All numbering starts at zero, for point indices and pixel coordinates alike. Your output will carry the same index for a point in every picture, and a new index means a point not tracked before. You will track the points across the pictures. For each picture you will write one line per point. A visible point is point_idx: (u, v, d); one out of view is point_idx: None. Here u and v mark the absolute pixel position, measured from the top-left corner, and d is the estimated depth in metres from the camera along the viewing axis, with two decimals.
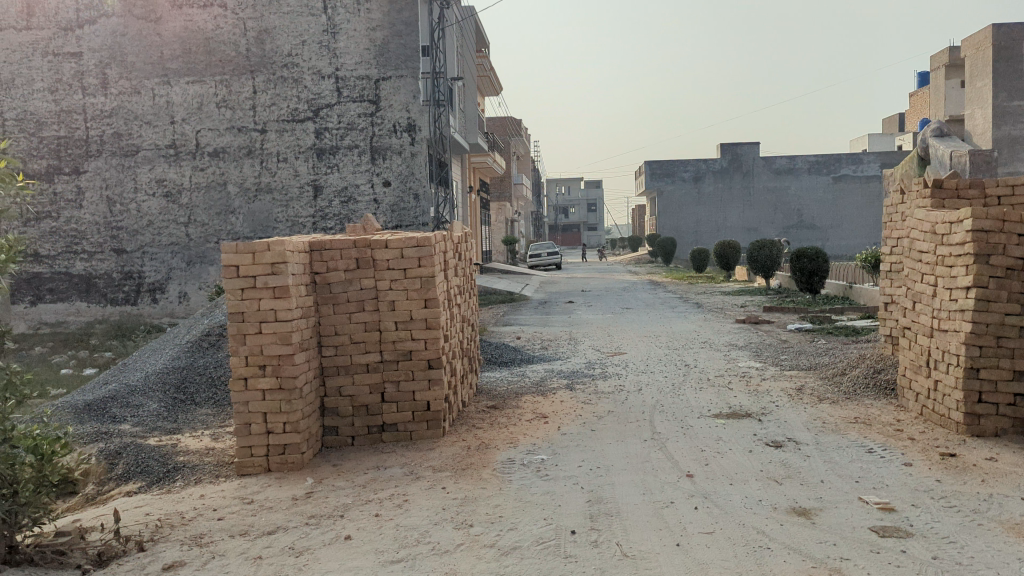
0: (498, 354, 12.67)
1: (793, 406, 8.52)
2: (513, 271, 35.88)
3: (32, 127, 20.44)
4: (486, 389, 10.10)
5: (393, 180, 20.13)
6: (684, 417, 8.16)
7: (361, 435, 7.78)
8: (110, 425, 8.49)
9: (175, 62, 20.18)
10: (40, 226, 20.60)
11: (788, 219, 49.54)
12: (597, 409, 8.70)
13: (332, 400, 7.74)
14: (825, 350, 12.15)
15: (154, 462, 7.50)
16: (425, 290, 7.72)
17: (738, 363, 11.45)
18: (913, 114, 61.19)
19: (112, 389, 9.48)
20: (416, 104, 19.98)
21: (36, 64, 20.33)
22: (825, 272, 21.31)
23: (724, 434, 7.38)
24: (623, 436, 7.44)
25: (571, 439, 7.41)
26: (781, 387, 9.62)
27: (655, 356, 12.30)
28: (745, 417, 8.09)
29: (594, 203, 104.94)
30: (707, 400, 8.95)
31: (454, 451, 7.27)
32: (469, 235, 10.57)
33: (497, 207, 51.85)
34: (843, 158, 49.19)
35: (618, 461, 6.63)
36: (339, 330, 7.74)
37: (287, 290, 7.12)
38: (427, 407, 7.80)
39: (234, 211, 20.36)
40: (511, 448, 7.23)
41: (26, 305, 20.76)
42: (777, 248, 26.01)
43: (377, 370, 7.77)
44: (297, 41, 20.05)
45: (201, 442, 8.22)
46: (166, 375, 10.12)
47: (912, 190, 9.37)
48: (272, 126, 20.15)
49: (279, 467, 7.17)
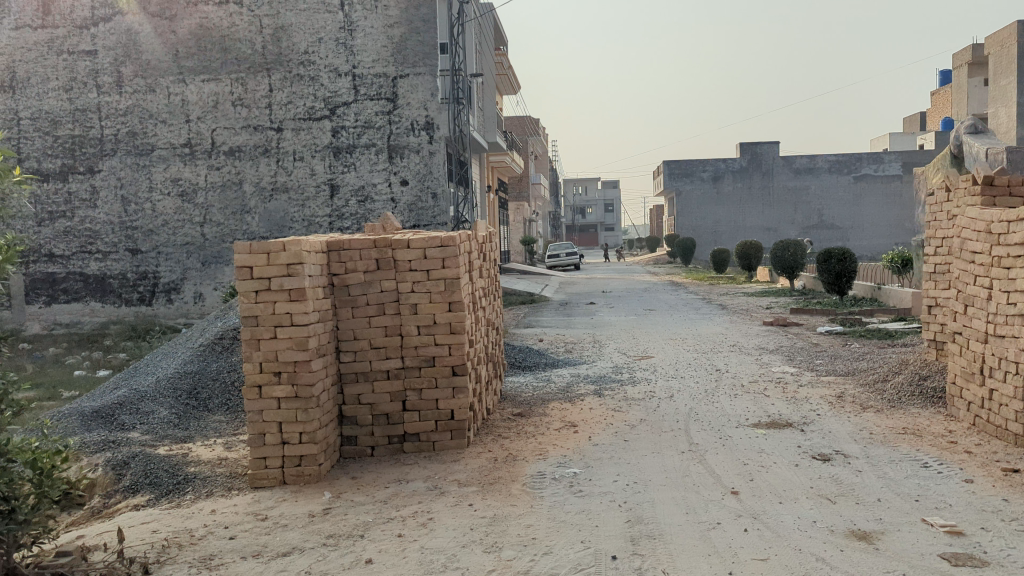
0: (520, 358, 12.25)
1: (835, 415, 8.06)
2: (531, 272, 35.45)
3: (46, 126, 20.21)
4: (510, 395, 9.69)
5: (411, 179, 19.77)
6: (721, 427, 7.72)
7: (381, 446, 7.39)
8: (118, 433, 8.14)
9: (190, 59, 19.88)
10: (55, 225, 20.37)
11: (808, 218, 48.89)
12: (628, 417, 8.27)
13: (350, 408, 7.36)
14: (861, 355, 11.66)
15: (164, 474, 7.17)
16: (449, 293, 7.32)
17: (772, 368, 10.99)
18: (935, 113, 60.40)
19: (122, 395, 9.14)
20: (434, 101, 19.59)
21: (51, 62, 20.09)
22: (852, 273, 20.76)
23: (766, 446, 6.94)
24: (658, 448, 7.01)
25: (602, 451, 6.98)
26: (820, 394, 9.15)
27: (683, 360, 11.85)
28: (786, 426, 7.64)
29: (612, 203, 104.40)
30: (743, 409, 8.50)
31: (479, 464, 6.85)
32: (494, 234, 10.15)
33: (515, 206, 51.48)
34: (864, 158, 48.51)
35: (655, 475, 6.21)
36: (358, 335, 7.36)
37: (303, 293, 6.75)
38: (451, 416, 7.40)
39: (250, 210, 20.04)
40: (541, 460, 6.81)
41: (40, 306, 20.51)
42: (801, 248, 25.48)
43: (399, 378, 7.37)
44: (314, 39, 19.70)
45: (214, 451, 7.87)
46: (178, 379, 9.78)
47: (958, 187, 8.89)
48: (288, 124, 19.83)
49: (294, 481, 6.80)
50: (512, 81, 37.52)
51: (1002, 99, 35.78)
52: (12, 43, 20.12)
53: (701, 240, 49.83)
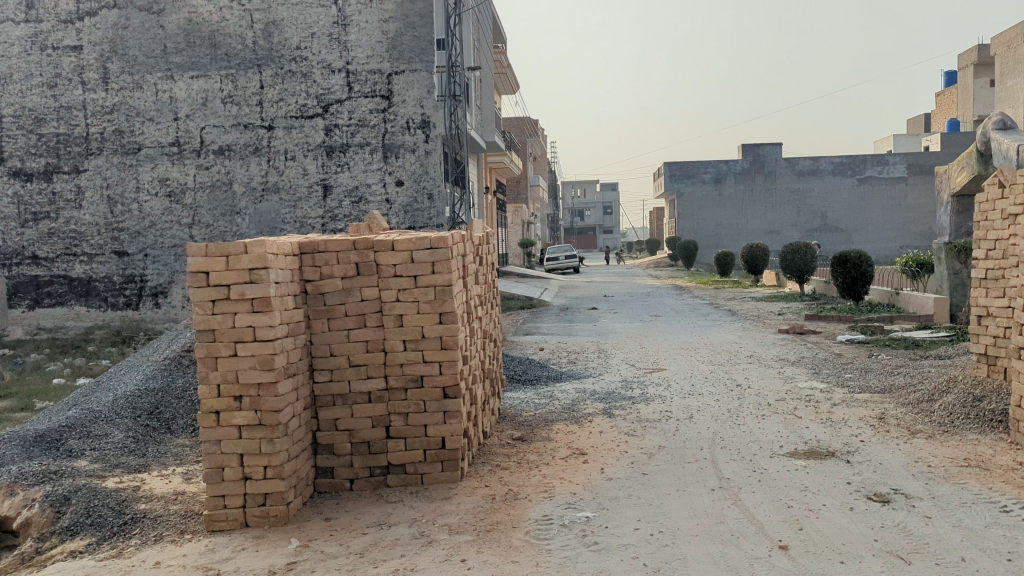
0: (521, 371, 11.24)
1: (883, 442, 7.04)
2: (530, 275, 34.47)
3: (30, 123, 19.15)
4: (511, 416, 8.70)
5: (407, 178, 18.81)
6: (753, 457, 6.73)
7: (362, 478, 6.40)
8: (62, 462, 7.10)
9: (179, 55, 18.86)
10: (38, 227, 19.26)
11: (811, 221, 47.88)
12: (643, 444, 7.27)
13: (326, 435, 6.36)
14: (894, 368, 10.65)
15: (109, 512, 6.14)
16: (440, 302, 6.32)
17: (799, 384, 9.96)
18: (940, 115, 59.30)
19: (73, 416, 8.09)
20: (430, 99, 18.59)
21: (35, 57, 19.07)
22: (868, 277, 19.70)
23: (809, 481, 5.96)
24: (683, 484, 6.02)
25: (618, 488, 5.98)
26: (859, 415, 8.16)
27: (700, 374, 10.82)
28: (829, 456, 6.65)
29: (611, 206, 103.54)
30: (777, 434, 7.48)
31: (474, 504, 5.84)
32: (492, 235, 9.18)
33: (514, 208, 50.50)
34: (870, 159, 47.51)
35: (683, 522, 5.21)
36: (335, 351, 6.37)
37: (268, 303, 5.74)
38: (442, 444, 6.39)
39: (240, 211, 19.04)
40: (547, 500, 5.80)
41: (24, 310, 19.38)
42: (811, 251, 24.44)
43: (383, 400, 6.37)
44: (306, 34, 18.70)
45: (171, 484, 6.85)
46: (138, 398, 8.74)
47: (1016, 183, 7.86)
48: (280, 122, 18.83)
49: (258, 523, 5.79)
50: (510, 80, 36.50)
51: (1008, 100, 36.49)
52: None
53: (702, 243, 48.91)
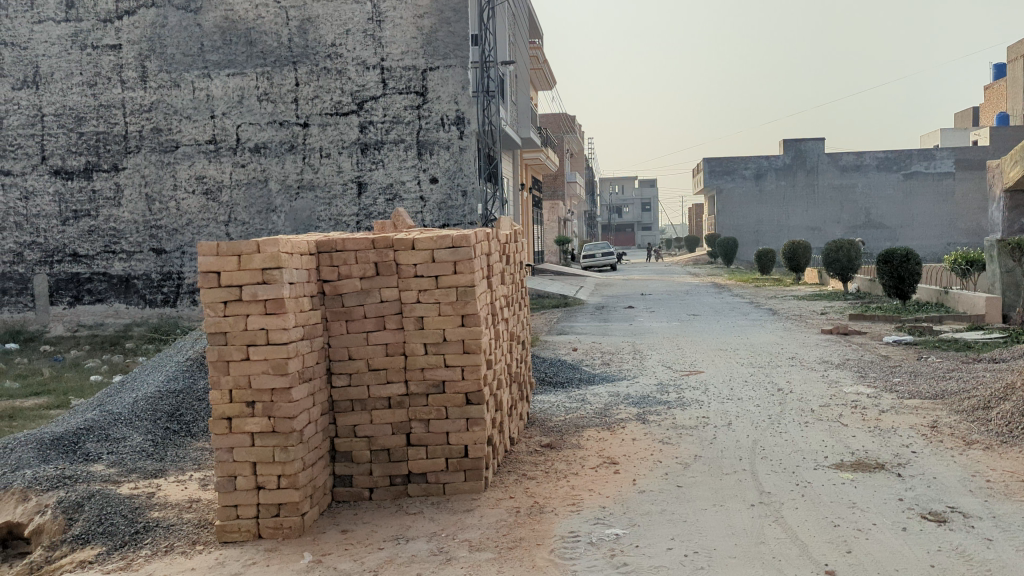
0: (554, 372, 10.92)
1: (936, 454, 6.62)
2: (566, 273, 34.07)
3: (70, 122, 19.19)
4: (542, 421, 8.37)
5: (441, 176, 18.56)
6: (796, 468, 6.35)
7: (381, 488, 6.11)
8: (78, 466, 6.79)
9: (215, 53, 18.76)
10: (79, 224, 19.30)
11: (855, 217, 46.88)
12: (679, 454, 6.91)
13: (344, 442, 6.09)
14: (946, 372, 10.15)
15: (121, 520, 5.84)
16: (462, 304, 6.00)
17: (844, 388, 9.49)
18: (989, 109, 57.76)
19: (92, 418, 7.87)
20: (464, 95, 18.29)
21: (75, 56, 19.10)
22: (915, 276, 19.04)
23: (856, 498, 5.60)
24: (720, 499, 5.67)
25: (650, 503, 5.65)
26: (910, 423, 7.71)
27: (740, 377, 10.41)
28: (878, 470, 6.26)
29: (649, 203, 102.77)
30: (821, 444, 7.07)
31: (497, 518, 5.53)
32: (521, 234, 8.88)
33: (551, 205, 50.17)
34: (915, 154, 46.41)
35: (720, 542, 4.87)
36: (353, 354, 6.10)
37: (281, 304, 5.46)
38: (464, 453, 6.07)
39: (276, 209, 18.91)
40: (574, 515, 5.47)
41: (65, 307, 19.44)
42: (855, 249, 23.78)
43: (403, 406, 6.08)
44: (341, 31, 18.48)
45: (187, 489, 6.53)
46: (160, 400, 8.52)
47: None
48: (315, 120, 18.67)
49: (271, 535, 5.51)
50: (548, 76, 36.13)
51: None
52: (36, 37, 19.13)
53: (743, 241, 48.15)
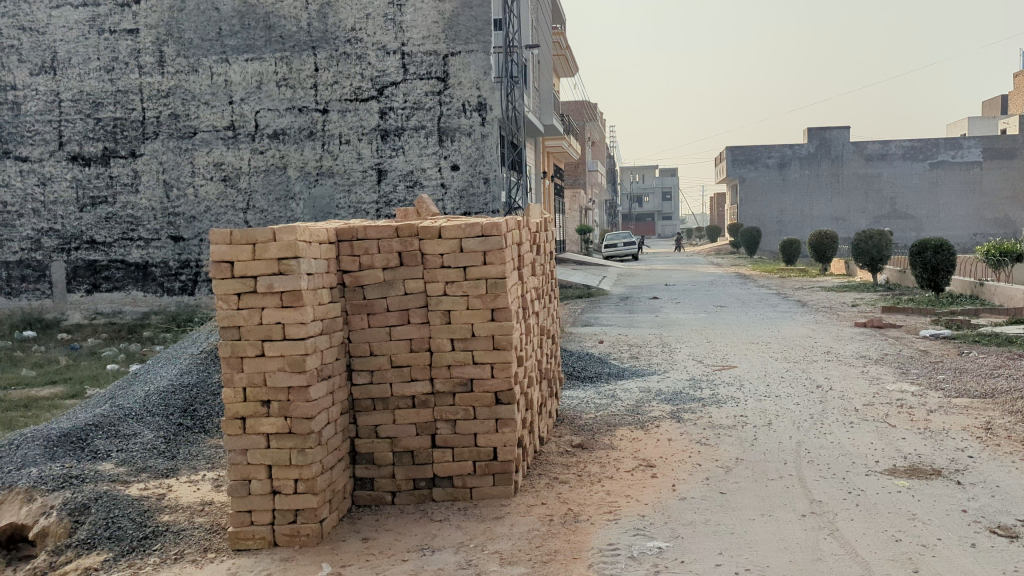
0: (580, 367, 10.53)
1: (994, 460, 6.18)
2: (587, 262, 33.61)
3: (88, 108, 18.92)
4: (570, 419, 7.97)
5: (462, 163, 18.17)
6: (846, 475, 5.93)
7: (404, 491, 5.75)
8: (85, 464, 6.48)
9: (234, 38, 18.42)
10: (96, 211, 19.06)
11: (880, 207, 46.07)
12: (718, 456, 6.51)
13: (365, 443, 5.74)
14: (992, 369, 9.65)
15: (129, 524, 5.51)
16: (492, 296, 5.63)
17: (887, 386, 9.03)
18: (1019, 97, 56.54)
19: (101, 413, 7.55)
20: (487, 81, 17.87)
21: (92, 42, 18.82)
22: (949, 267, 18.46)
23: (916, 509, 5.19)
24: (768, 509, 5.28)
25: (693, 512, 5.26)
26: (961, 425, 7.25)
27: (775, 373, 9.97)
28: (936, 477, 5.84)
29: (670, 192, 101.90)
30: (870, 447, 6.63)
31: (528, 527, 5.16)
32: (551, 222, 8.47)
33: (572, 194, 49.70)
34: (942, 143, 45.51)
35: (773, 559, 4.48)
36: (375, 350, 5.74)
37: (298, 297, 5.09)
38: (493, 456, 5.71)
39: (295, 196, 18.59)
40: (612, 525, 5.09)
41: (82, 294, 19.25)
42: (886, 239, 23.16)
43: (428, 405, 5.72)
44: (361, 15, 18.08)
45: (200, 490, 6.20)
46: (171, 395, 8.20)
47: None
48: (334, 106, 18.29)
49: (288, 542, 5.16)
50: (570, 63, 35.62)
51: None
52: (53, 21, 18.87)
53: (766, 230, 47.51)
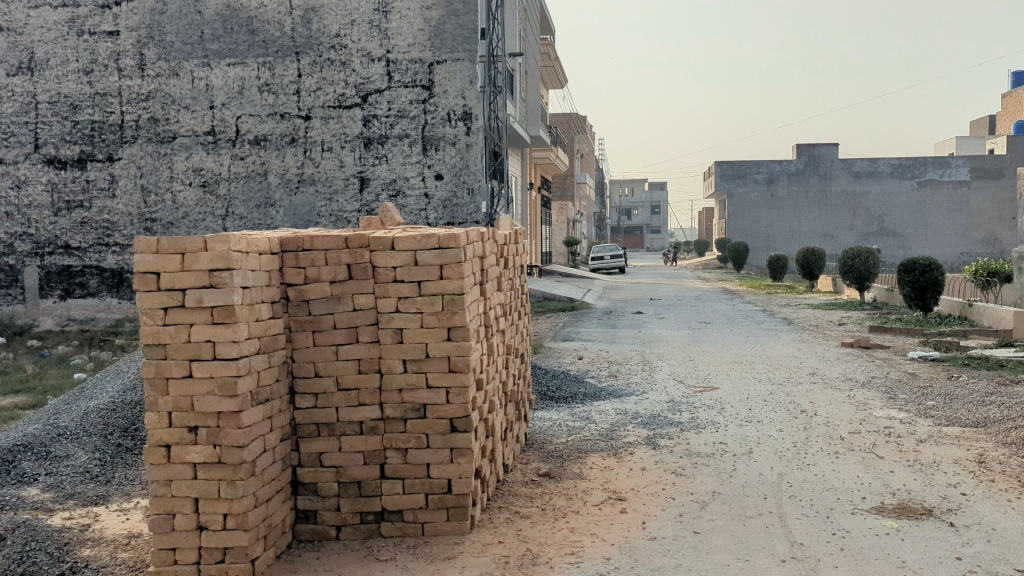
0: (556, 386, 10.06)
1: (989, 497, 5.75)
2: (573, 274, 33.21)
3: (65, 110, 18.39)
4: (540, 445, 7.50)
5: (446, 172, 17.74)
6: (831, 513, 5.47)
7: (350, 526, 5.26)
8: (9, 491, 5.97)
9: (216, 42, 17.92)
10: (71, 216, 18.51)
11: (868, 224, 45.87)
12: (694, 489, 6.06)
13: (308, 472, 5.26)
14: (983, 395, 9.25)
15: (46, 560, 4.99)
16: (448, 315, 5.16)
17: (874, 412, 8.60)
18: (1007, 117, 56.60)
19: (34, 434, 7.04)
20: (473, 90, 17.46)
21: (71, 43, 18.29)
22: (937, 287, 18.10)
23: (907, 555, 4.74)
24: (745, 552, 4.83)
25: (663, 555, 4.79)
26: (953, 457, 6.83)
27: (758, 396, 9.52)
28: (928, 517, 5.38)
29: (658, 205, 101.79)
30: (857, 481, 6.18)
31: (482, 570, 4.68)
32: (523, 235, 8.01)
33: (560, 206, 49.29)
34: (930, 161, 45.34)
35: None
36: (321, 371, 5.27)
37: (230, 313, 4.62)
38: (448, 488, 5.23)
39: (275, 203, 18.09)
40: (573, 570, 4.62)
41: (55, 301, 18.66)
42: (874, 256, 22.80)
43: (377, 432, 5.24)
44: (346, 21, 17.60)
45: (131, 520, 5.69)
46: (113, 414, 7.68)
47: None
48: (317, 112, 17.84)
49: None
50: (558, 74, 35.23)
51: None
52: (31, 22, 18.34)
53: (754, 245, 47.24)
